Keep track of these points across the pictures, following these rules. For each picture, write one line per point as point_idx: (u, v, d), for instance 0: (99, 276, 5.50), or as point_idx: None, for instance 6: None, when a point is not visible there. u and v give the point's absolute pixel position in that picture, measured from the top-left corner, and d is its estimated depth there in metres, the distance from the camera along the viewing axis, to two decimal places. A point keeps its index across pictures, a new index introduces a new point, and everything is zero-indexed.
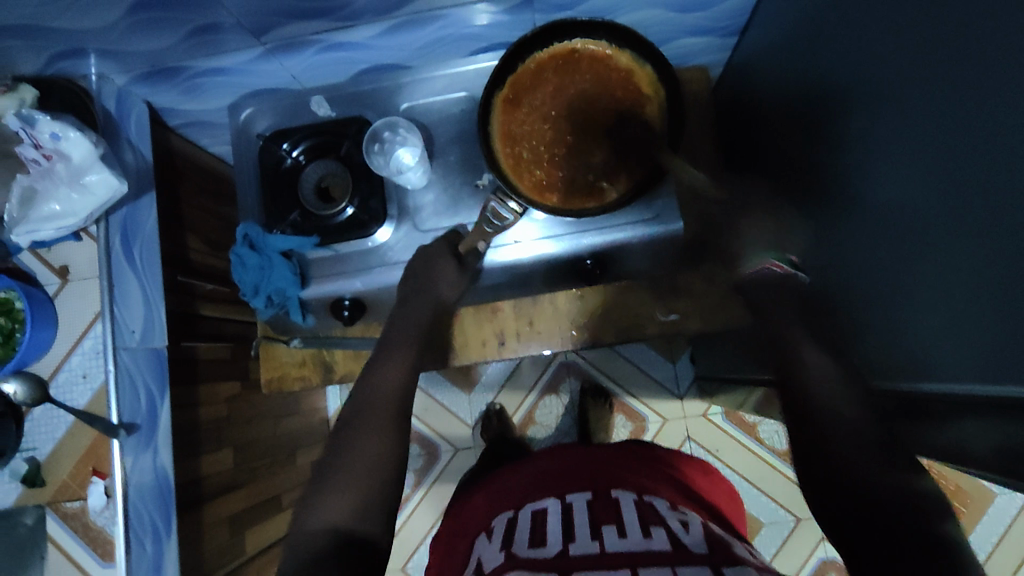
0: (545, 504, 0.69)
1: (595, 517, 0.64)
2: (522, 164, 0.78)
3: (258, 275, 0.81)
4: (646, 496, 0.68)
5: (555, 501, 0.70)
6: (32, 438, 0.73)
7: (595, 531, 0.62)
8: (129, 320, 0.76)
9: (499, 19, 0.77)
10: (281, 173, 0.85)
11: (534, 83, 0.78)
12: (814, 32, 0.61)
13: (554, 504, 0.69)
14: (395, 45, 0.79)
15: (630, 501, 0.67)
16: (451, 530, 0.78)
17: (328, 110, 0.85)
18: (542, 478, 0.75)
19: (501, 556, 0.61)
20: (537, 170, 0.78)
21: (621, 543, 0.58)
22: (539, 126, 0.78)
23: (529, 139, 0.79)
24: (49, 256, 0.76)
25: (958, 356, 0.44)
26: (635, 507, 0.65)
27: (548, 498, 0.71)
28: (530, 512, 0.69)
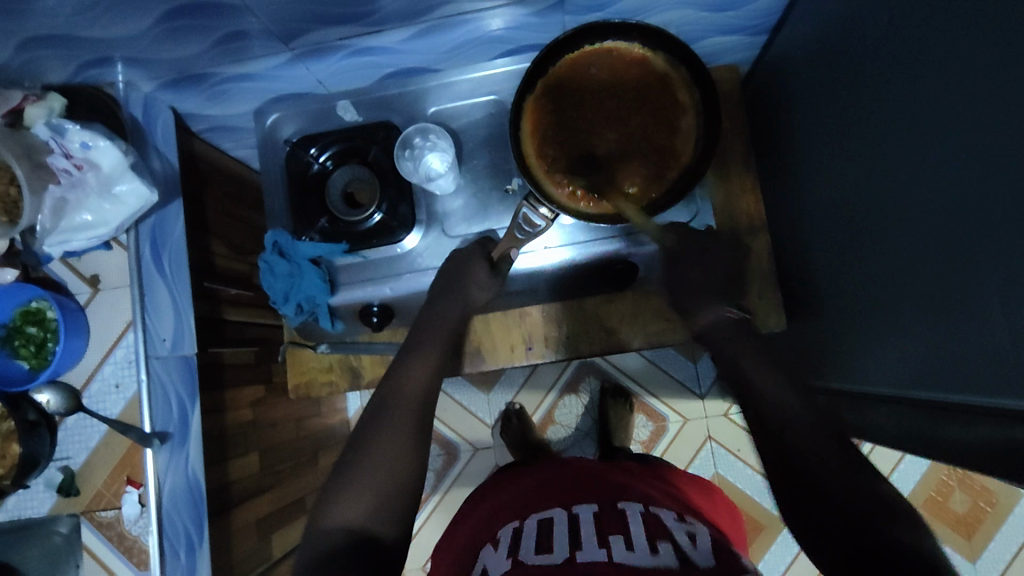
0: (550, 514, 0.69)
1: (600, 527, 0.64)
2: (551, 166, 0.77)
3: (289, 283, 0.81)
4: (652, 508, 0.69)
5: (561, 511, 0.69)
6: (66, 448, 0.73)
7: (601, 539, 0.61)
8: (160, 328, 0.75)
9: (529, 22, 0.76)
10: (308, 179, 0.84)
11: (567, 85, 0.77)
12: (877, 33, 0.59)
13: (561, 514, 0.68)
14: (424, 49, 0.78)
15: (636, 513, 0.67)
16: (454, 537, 0.77)
17: (355, 115, 0.85)
18: (544, 488, 0.75)
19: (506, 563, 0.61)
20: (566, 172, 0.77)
21: (628, 554, 0.58)
22: (570, 128, 0.77)
23: (560, 142, 0.77)
24: (79, 265, 0.76)
25: None
26: (642, 519, 0.65)
27: (554, 509, 0.70)
28: (536, 521, 0.68)
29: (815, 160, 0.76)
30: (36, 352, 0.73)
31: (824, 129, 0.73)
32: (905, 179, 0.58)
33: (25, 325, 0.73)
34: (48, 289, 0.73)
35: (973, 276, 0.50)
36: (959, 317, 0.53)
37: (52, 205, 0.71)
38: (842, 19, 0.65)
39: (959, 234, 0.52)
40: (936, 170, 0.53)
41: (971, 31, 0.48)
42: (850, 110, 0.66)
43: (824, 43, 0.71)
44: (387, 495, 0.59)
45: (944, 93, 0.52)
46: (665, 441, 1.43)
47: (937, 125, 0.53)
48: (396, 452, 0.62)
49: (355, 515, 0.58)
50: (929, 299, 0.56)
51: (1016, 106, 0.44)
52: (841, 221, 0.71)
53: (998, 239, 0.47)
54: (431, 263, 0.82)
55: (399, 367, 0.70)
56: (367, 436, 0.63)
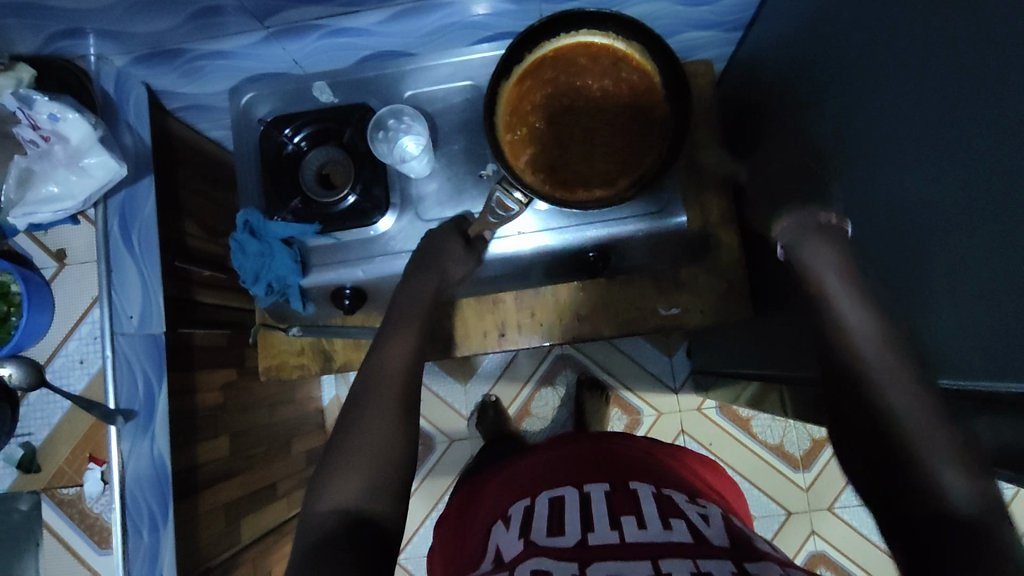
0: (563, 492, 0.69)
1: (613, 507, 0.64)
2: (526, 154, 0.78)
3: (258, 263, 0.80)
4: (664, 489, 0.69)
5: (572, 490, 0.69)
6: (27, 424, 0.72)
7: (614, 520, 0.61)
8: (127, 305, 0.75)
9: (505, 9, 0.77)
10: (282, 159, 0.84)
11: (545, 73, 0.78)
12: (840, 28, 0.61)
13: (573, 493, 0.68)
14: (400, 32, 0.78)
15: (649, 493, 0.67)
16: (460, 512, 0.78)
17: (331, 97, 0.85)
18: (552, 464, 0.77)
19: (519, 544, 0.60)
20: (541, 160, 0.78)
21: (641, 533, 0.59)
22: (544, 116, 0.78)
23: (533, 129, 0.78)
24: (46, 240, 0.74)
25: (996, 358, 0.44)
26: (654, 499, 0.66)
27: (564, 487, 0.70)
28: (547, 499, 0.68)
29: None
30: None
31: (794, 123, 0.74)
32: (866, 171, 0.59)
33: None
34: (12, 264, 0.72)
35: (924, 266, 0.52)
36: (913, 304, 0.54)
37: (17, 175, 0.69)
38: (811, 13, 0.67)
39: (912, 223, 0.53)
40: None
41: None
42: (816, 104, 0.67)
43: (794, 38, 0.72)
44: (351, 472, 0.58)
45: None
46: (639, 434, 1.44)
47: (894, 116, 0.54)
48: (364, 431, 0.61)
49: (324, 492, 0.58)
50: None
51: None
52: None
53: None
54: (405, 247, 0.82)
55: (374, 346, 0.69)
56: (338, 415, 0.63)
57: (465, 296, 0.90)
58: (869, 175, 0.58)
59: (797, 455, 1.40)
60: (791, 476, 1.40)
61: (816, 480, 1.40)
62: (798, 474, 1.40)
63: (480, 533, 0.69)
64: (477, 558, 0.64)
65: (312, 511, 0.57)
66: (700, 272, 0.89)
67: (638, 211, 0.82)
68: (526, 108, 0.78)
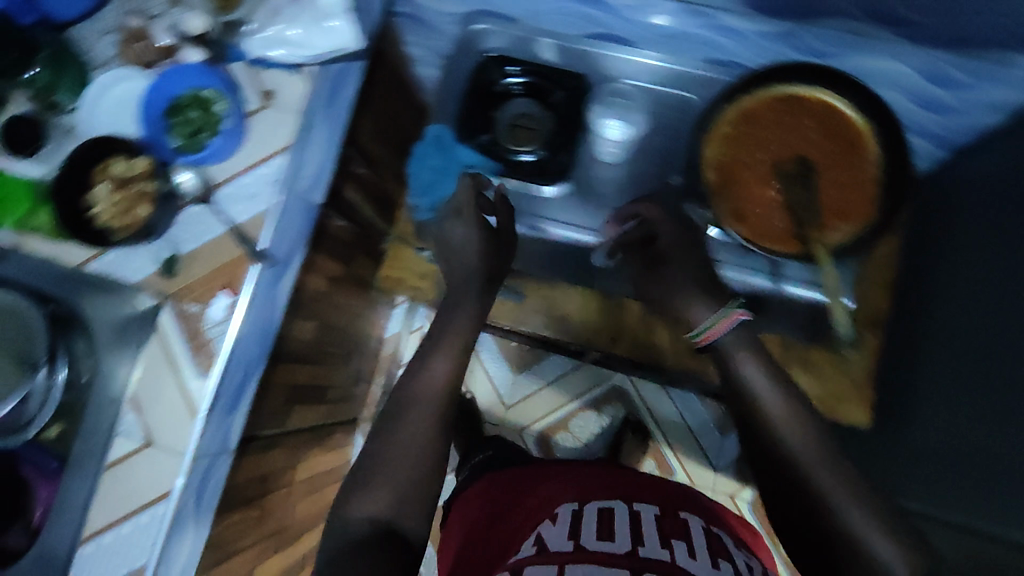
0: (612, 504, 0.68)
1: (662, 528, 0.64)
2: (725, 187, 0.76)
3: (433, 177, 0.81)
4: (712, 525, 0.68)
5: (622, 505, 0.68)
6: (179, 231, 0.74)
7: (663, 540, 0.61)
8: (305, 167, 0.77)
9: (754, 41, 0.78)
10: (488, 94, 0.85)
11: (762, 115, 0.76)
12: None
13: (622, 507, 0.67)
14: (645, 24, 0.80)
15: (698, 526, 0.66)
16: (492, 512, 0.76)
17: (552, 57, 0.86)
18: (597, 477, 0.74)
19: (570, 545, 0.60)
20: (737, 198, 0.75)
21: (692, 563, 0.58)
22: (754, 158, 0.75)
23: (737, 151, 0.76)
24: (258, 75, 0.76)
25: None
26: (703, 532, 0.65)
27: (614, 500, 0.69)
28: (596, 508, 0.67)
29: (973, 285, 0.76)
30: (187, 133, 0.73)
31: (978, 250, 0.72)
32: None
33: (187, 107, 0.73)
34: (226, 83, 0.74)
35: None
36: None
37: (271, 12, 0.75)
38: None
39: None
40: None
41: None
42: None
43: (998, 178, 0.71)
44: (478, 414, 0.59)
45: None
46: None
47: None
48: None
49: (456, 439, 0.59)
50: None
51: None
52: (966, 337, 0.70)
53: None
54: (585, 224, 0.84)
55: None
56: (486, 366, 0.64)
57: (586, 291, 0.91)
58: None
59: None
60: None
61: None
62: None
63: (520, 526, 0.68)
64: (516, 546, 0.64)
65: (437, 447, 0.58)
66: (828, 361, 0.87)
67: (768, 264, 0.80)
68: (736, 143, 0.76)
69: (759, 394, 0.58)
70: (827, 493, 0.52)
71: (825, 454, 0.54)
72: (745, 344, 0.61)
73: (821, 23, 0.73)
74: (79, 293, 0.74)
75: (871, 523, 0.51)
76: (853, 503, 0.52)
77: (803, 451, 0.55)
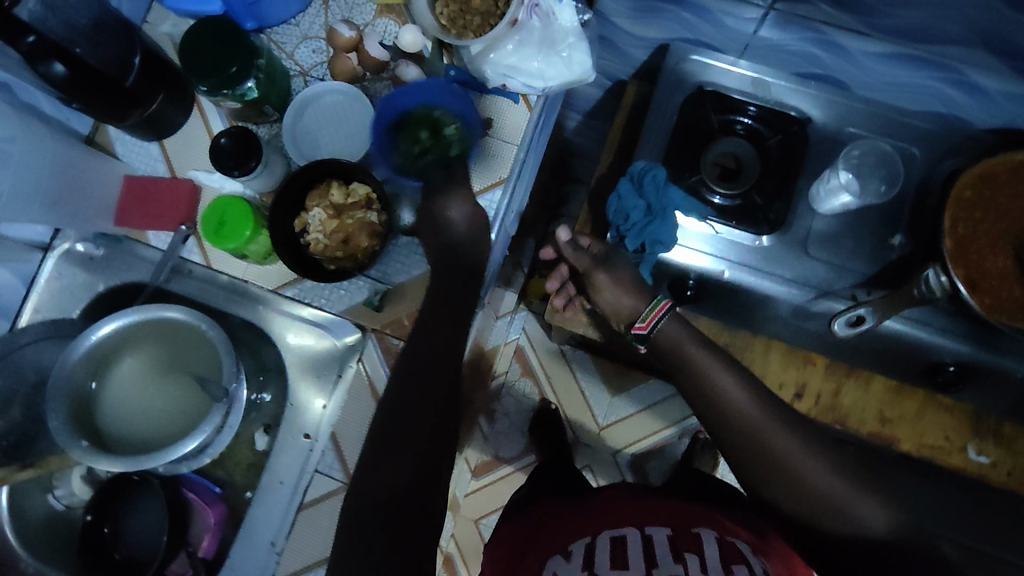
0: (623, 531, 0.58)
1: (674, 546, 0.55)
2: (964, 248, 0.72)
3: (642, 219, 0.76)
4: (728, 537, 0.56)
5: (634, 530, 0.58)
6: (387, 264, 0.69)
7: (676, 557, 0.53)
8: (515, 202, 0.73)
9: (990, 98, 0.72)
10: (701, 128, 0.80)
11: (1005, 177, 0.72)
12: None
13: (635, 534, 0.57)
14: (872, 69, 0.75)
15: (711, 539, 0.55)
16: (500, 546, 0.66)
17: (767, 96, 0.79)
18: (629, 500, 0.64)
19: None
20: (977, 262, 0.72)
21: None
22: (998, 222, 0.72)
23: (979, 213, 0.72)
24: (478, 101, 0.72)
25: None
26: (721, 544, 0.55)
27: (626, 526, 0.59)
28: (609, 539, 0.57)
29: None
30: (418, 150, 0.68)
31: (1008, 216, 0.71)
32: None
33: (418, 125, 0.68)
34: (462, 104, 0.69)
35: None
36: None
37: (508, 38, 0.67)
38: None
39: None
40: None
41: None
42: None
43: None
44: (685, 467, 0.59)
45: None
46: None
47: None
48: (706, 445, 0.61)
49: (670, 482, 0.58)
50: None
51: None
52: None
53: None
54: (703, 248, 0.79)
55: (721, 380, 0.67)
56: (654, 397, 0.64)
57: (774, 334, 0.82)
58: None
59: None
60: None
61: None
62: None
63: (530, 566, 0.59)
64: None
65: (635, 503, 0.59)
66: None
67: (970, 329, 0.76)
68: (979, 206, 0.72)
69: (701, 366, 0.65)
70: (780, 453, 0.58)
71: (818, 451, 0.58)
72: (678, 322, 0.69)
73: None
74: (245, 307, 0.73)
75: (841, 487, 0.55)
76: (852, 491, 0.55)
77: (739, 406, 0.61)
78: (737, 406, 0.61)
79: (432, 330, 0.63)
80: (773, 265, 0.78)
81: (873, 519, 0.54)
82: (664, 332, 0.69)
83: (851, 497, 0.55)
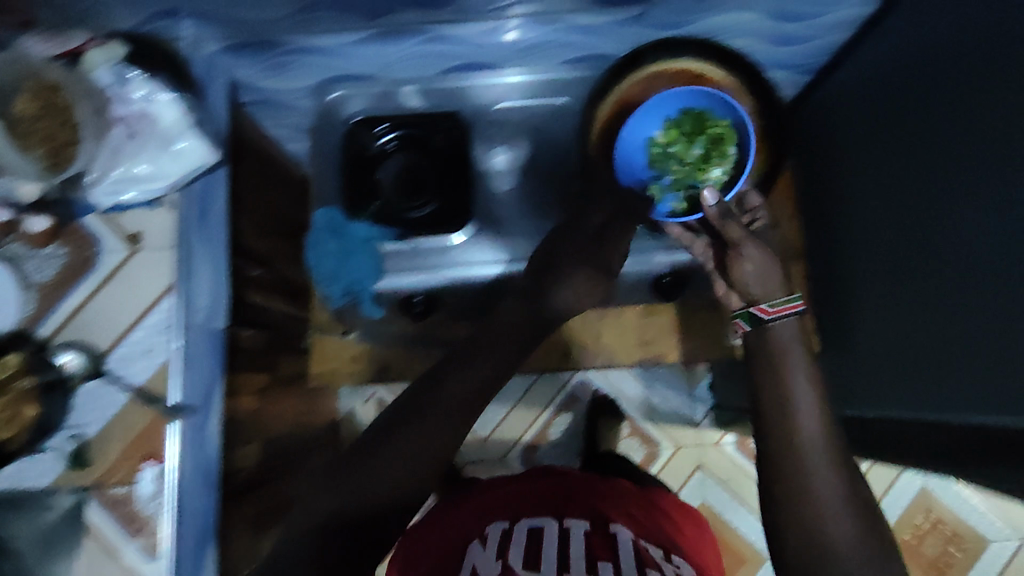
0: (543, 521, 0.62)
1: (591, 553, 0.57)
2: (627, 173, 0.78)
3: (338, 263, 0.77)
4: (614, 526, 0.62)
5: (552, 521, 0.62)
6: (80, 415, 0.68)
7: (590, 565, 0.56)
8: (196, 295, 0.70)
9: (611, 29, 0.76)
10: (363, 157, 0.80)
11: (637, 100, 0.78)
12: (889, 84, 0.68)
13: (552, 526, 0.61)
14: (498, 46, 0.78)
15: (626, 545, 0.59)
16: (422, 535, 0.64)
17: (419, 102, 0.83)
18: (526, 493, 0.67)
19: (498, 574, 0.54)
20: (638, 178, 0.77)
21: None
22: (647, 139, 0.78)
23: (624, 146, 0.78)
24: (121, 221, 0.70)
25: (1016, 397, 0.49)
26: (631, 549, 0.59)
27: (544, 517, 0.63)
28: (526, 527, 0.61)
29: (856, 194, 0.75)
30: (661, 151, 0.76)
31: (926, 152, 0.57)
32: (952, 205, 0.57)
33: (689, 136, 0.75)
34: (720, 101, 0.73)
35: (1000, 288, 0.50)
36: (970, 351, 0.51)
37: (108, 153, 0.67)
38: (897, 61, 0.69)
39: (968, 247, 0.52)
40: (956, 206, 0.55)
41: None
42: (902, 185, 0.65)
43: (892, 70, 0.64)
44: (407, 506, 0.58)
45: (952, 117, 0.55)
46: (654, 466, 1.36)
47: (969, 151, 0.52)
48: None
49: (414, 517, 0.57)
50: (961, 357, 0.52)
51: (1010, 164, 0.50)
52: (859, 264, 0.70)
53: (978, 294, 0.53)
54: None
55: None
56: None
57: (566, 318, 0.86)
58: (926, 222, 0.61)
59: None
60: None
61: None
62: None
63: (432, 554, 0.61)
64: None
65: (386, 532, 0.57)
66: None
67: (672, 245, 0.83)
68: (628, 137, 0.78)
69: (793, 384, 0.50)
70: (807, 461, 0.48)
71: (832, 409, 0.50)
72: (800, 338, 0.53)
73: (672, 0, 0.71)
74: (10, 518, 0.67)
75: (837, 506, 0.46)
76: (843, 515, 0.46)
77: (804, 438, 0.48)
78: (798, 413, 0.49)
79: (470, 365, 0.60)
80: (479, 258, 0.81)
81: (841, 534, 0.46)
82: (781, 333, 0.53)
83: (838, 513, 0.46)
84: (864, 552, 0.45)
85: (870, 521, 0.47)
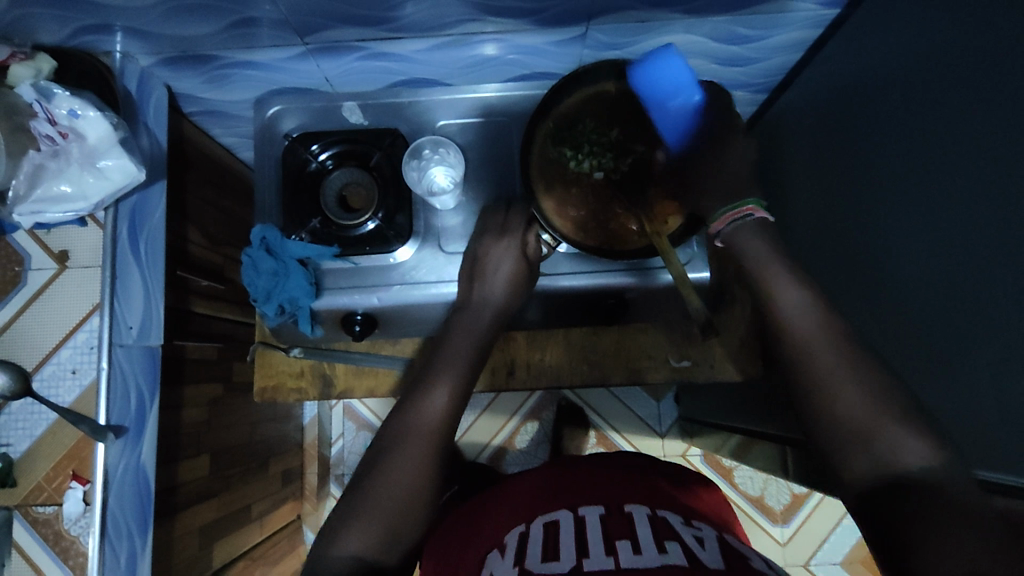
0: (556, 516, 0.61)
1: (607, 532, 0.56)
2: (565, 199, 0.76)
3: (272, 282, 0.76)
4: (658, 510, 0.61)
5: (566, 513, 0.61)
6: (7, 434, 0.69)
7: (608, 545, 0.54)
8: (127, 315, 0.71)
9: (546, 50, 0.78)
10: (304, 175, 0.80)
11: (580, 121, 0.76)
12: (855, 98, 0.67)
13: (567, 517, 0.60)
14: (437, 62, 0.78)
15: (643, 517, 0.59)
16: (449, 536, 0.65)
17: (359, 118, 0.84)
18: (540, 493, 0.66)
19: (514, 572, 0.53)
20: (574, 206, 0.76)
21: (636, 559, 0.51)
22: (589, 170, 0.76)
23: (567, 171, 0.76)
24: (47, 239, 0.71)
25: (994, 419, 0.48)
26: (649, 522, 0.58)
27: (559, 511, 0.62)
28: (541, 524, 0.60)
29: (826, 210, 0.74)
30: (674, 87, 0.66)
31: (924, 177, 0.56)
32: (922, 225, 0.56)
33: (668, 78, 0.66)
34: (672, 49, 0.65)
35: (980, 310, 0.49)
36: (977, 370, 0.49)
37: (29, 170, 0.66)
38: (853, 79, 0.68)
39: (971, 287, 0.50)
40: (946, 220, 0.53)
41: (1000, 107, 0.48)
42: (874, 197, 0.64)
43: None
44: (360, 528, 0.56)
45: (935, 130, 0.54)
46: None
47: (969, 176, 0.51)
48: (378, 480, 0.58)
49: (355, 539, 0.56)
50: (969, 378, 0.51)
51: (989, 185, 0.48)
52: (861, 274, 0.66)
53: (955, 321, 0.52)
54: None
55: (409, 405, 0.63)
56: (371, 467, 0.60)
57: (518, 328, 0.87)
58: (898, 242, 0.59)
59: (776, 509, 1.31)
60: (770, 530, 1.31)
61: (793, 534, 1.31)
62: (776, 527, 1.31)
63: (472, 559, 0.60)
64: None
65: (325, 555, 0.55)
66: (730, 317, 0.86)
67: (625, 263, 0.79)
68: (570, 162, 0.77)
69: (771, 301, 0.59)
70: (819, 372, 0.53)
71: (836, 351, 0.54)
72: (758, 234, 0.63)
73: (609, 19, 0.72)
74: None
75: (872, 413, 0.49)
76: (887, 419, 0.49)
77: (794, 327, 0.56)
78: (787, 317, 0.57)
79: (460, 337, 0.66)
80: (422, 276, 0.80)
81: (913, 454, 0.47)
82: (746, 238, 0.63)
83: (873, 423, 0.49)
84: (931, 456, 0.46)
85: (915, 417, 0.49)
